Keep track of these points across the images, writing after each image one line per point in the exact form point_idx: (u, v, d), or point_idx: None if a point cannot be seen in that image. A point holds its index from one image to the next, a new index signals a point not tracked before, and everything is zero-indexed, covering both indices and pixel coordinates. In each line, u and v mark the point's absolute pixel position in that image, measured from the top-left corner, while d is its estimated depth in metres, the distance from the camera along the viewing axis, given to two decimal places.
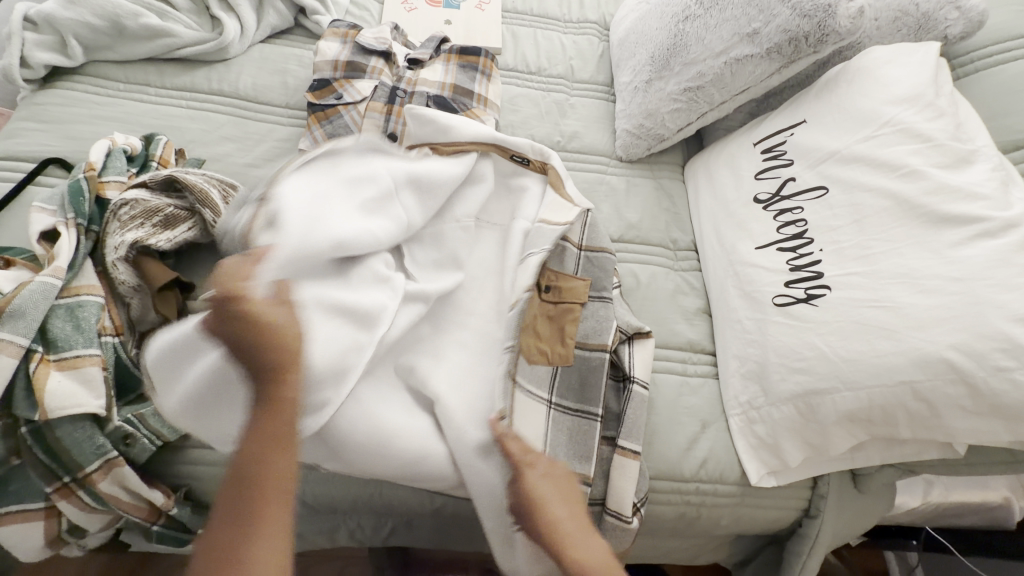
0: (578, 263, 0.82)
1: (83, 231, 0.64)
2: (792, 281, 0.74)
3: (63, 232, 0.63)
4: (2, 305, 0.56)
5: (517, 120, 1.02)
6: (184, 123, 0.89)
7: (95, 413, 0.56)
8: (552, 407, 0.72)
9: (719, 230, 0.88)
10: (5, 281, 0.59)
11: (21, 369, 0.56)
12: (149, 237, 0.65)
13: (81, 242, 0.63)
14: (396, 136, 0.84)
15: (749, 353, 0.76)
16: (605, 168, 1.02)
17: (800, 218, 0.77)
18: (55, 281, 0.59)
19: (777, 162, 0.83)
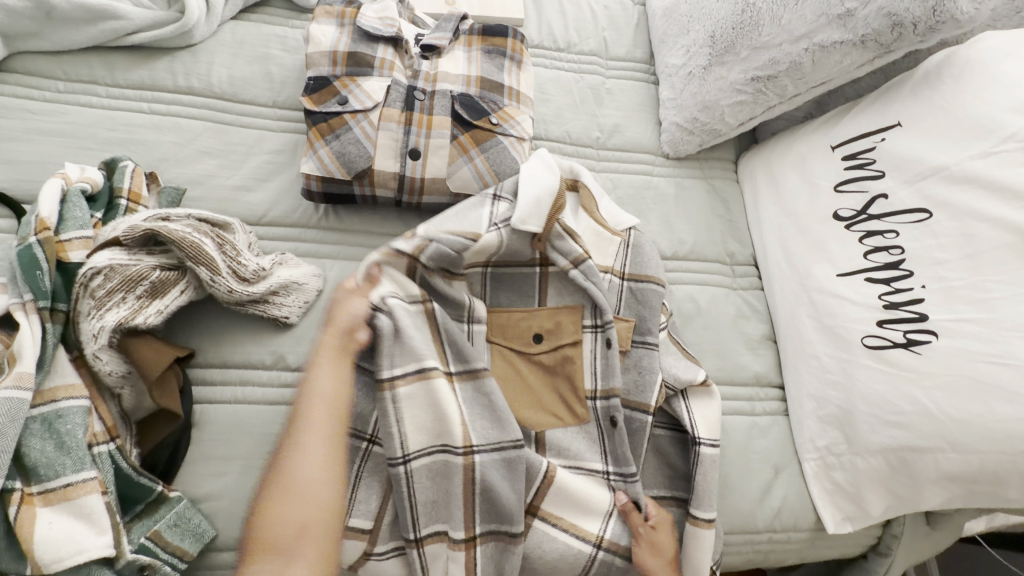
0: (620, 298, 0.72)
1: (49, 315, 0.52)
2: (885, 320, 0.66)
3: (20, 319, 0.51)
4: None
5: (549, 114, 0.88)
6: (149, 135, 0.72)
7: (102, 554, 0.48)
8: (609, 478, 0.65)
9: (788, 248, 0.79)
10: None
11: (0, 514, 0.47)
12: (135, 316, 0.53)
13: (47, 330, 0.51)
14: (419, 151, 0.69)
15: (830, 396, 0.69)
16: (650, 169, 0.90)
17: (895, 244, 0.67)
18: (24, 395, 0.48)
19: (863, 172, 0.73)
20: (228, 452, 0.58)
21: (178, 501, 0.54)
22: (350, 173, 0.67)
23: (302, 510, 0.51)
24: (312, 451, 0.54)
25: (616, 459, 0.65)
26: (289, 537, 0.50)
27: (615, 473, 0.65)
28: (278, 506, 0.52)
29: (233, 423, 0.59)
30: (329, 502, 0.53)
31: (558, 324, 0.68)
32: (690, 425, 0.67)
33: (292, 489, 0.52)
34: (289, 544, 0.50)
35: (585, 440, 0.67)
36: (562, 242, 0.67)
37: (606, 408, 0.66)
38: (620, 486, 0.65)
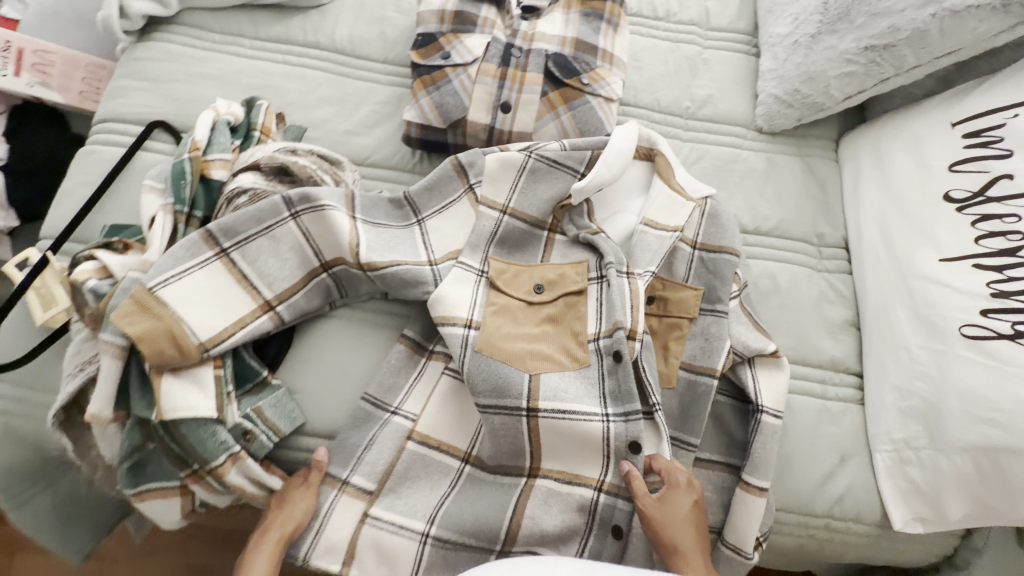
0: (690, 265, 0.72)
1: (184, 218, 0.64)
2: (991, 310, 0.61)
3: (158, 217, 0.62)
4: (101, 306, 0.59)
5: (641, 81, 0.88)
6: (282, 82, 0.82)
7: (206, 414, 0.58)
8: (607, 421, 0.64)
9: (886, 231, 0.74)
10: (120, 266, 0.62)
11: (136, 366, 0.59)
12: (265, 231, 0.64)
13: (177, 229, 0.63)
14: (510, 105, 0.73)
15: (916, 387, 0.65)
16: (741, 142, 0.87)
17: (1016, 229, 0.62)
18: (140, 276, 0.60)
19: (985, 151, 0.66)
20: (322, 358, 0.68)
21: (278, 388, 0.64)
22: (446, 123, 0.73)
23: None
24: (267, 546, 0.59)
25: (613, 399, 0.65)
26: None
27: (614, 415, 0.64)
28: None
29: (327, 335, 0.69)
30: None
31: (562, 275, 0.70)
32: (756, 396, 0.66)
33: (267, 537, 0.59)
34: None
35: (586, 384, 0.66)
36: (579, 214, 0.72)
37: (609, 343, 0.66)
38: (616, 429, 0.63)
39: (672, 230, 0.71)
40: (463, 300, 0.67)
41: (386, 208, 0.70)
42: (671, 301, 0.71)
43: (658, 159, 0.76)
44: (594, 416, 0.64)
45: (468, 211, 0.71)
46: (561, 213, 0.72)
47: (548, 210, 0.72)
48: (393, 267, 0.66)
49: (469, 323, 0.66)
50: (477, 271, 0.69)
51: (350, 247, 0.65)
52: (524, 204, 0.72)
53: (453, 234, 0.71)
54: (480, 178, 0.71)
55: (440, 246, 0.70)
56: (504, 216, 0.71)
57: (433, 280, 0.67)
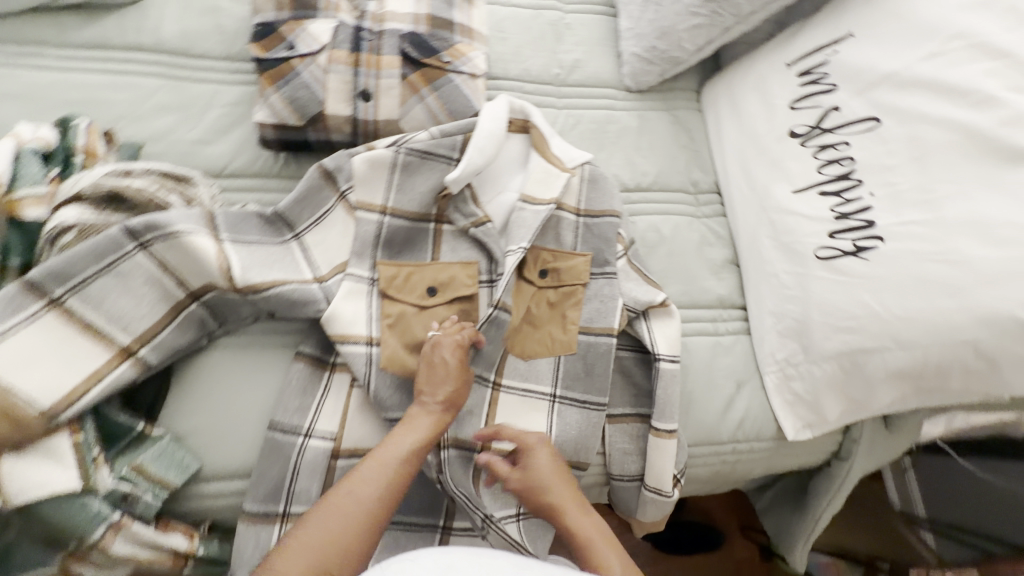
0: (575, 232, 0.74)
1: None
2: (837, 231, 0.67)
3: None
4: None
5: (508, 52, 0.87)
6: (105, 94, 0.72)
7: (69, 487, 0.52)
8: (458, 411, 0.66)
9: (748, 170, 0.79)
10: None
11: None
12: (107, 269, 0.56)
13: None
14: (370, 93, 0.68)
15: (788, 309, 0.71)
16: (613, 103, 0.89)
17: (847, 155, 0.68)
18: None
19: (816, 87, 0.73)
20: (211, 392, 0.62)
21: (160, 438, 0.58)
22: (303, 118, 0.67)
23: (345, 567, 0.49)
24: (385, 464, 0.56)
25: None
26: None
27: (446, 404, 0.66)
28: (291, 552, 0.48)
29: (206, 371, 0.63)
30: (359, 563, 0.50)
31: (453, 277, 0.69)
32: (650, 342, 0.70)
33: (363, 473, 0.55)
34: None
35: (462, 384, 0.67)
36: (462, 204, 0.71)
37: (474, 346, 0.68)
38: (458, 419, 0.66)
39: (549, 202, 0.72)
40: (359, 316, 0.64)
41: (258, 226, 0.65)
42: (564, 270, 0.72)
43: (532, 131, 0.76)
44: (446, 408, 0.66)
45: (347, 219, 0.67)
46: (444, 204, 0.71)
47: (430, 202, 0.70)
48: (277, 288, 0.61)
49: (370, 340, 0.63)
50: (368, 279, 0.66)
51: (222, 271, 0.59)
52: (404, 202, 0.69)
53: (336, 245, 0.67)
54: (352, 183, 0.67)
55: (324, 261, 0.66)
56: (385, 216, 0.68)
57: (325, 297, 0.63)
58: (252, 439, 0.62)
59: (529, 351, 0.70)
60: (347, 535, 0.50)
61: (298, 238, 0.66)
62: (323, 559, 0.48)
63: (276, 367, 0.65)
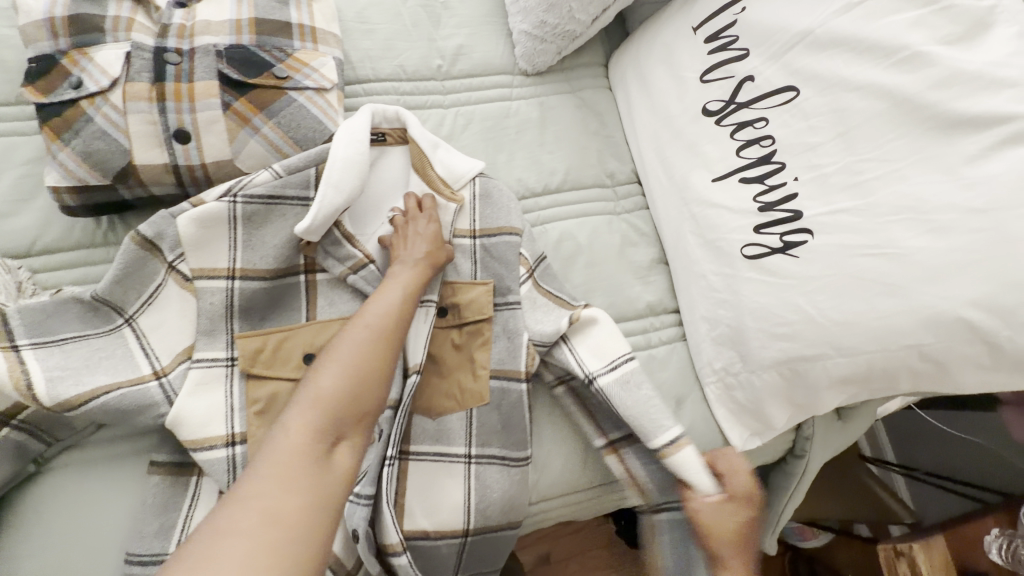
0: (473, 260, 0.65)
1: None
2: (763, 225, 0.58)
3: None
4: None
5: (376, 48, 0.73)
6: None
7: None
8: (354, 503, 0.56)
9: (664, 157, 0.70)
10: None
11: None
12: None
13: None
14: (188, 132, 0.54)
15: (721, 315, 0.63)
16: (509, 92, 0.77)
17: (766, 134, 0.58)
18: None
19: (727, 54, 0.62)
20: (43, 532, 0.51)
21: None
22: (108, 175, 0.54)
23: (335, 482, 0.42)
24: (335, 369, 0.48)
25: (365, 477, 0.56)
26: (303, 499, 0.40)
27: (361, 496, 0.55)
28: (266, 480, 0.40)
29: (38, 502, 0.52)
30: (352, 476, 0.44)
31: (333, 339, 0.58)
32: (587, 372, 0.61)
33: (336, 356, 0.49)
34: (314, 500, 0.40)
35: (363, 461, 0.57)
36: (332, 247, 0.59)
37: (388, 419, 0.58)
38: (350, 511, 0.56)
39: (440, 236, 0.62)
40: (215, 411, 0.53)
41: (78, 316, 0.53)
42: (464, 306, 0.62)
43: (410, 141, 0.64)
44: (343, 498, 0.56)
45: (185, 295, 0.56)
46: (312, 251, 0.59)
47: (293, 254, 0.59)
48: (100, 398, 0.50)
49: (230, 440, 0.53)
50: (225, 361, 0.55)
51: (21, 391, 0.48)
52: (256, 259, 0.56)
53: (177, 328, 0.55)
54: (181, 251, 0.54)
55: (164, 349, 0.55)
56: (234, 281, 0.55)
57: (167, 398, 0.53)
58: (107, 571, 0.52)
59: (440, 408, 0.60)
60: (319, 444, 0.44)
61: (130, 324, 0.55)
62: (309, 476, 0.42)
63: (127, 481, 0.54)
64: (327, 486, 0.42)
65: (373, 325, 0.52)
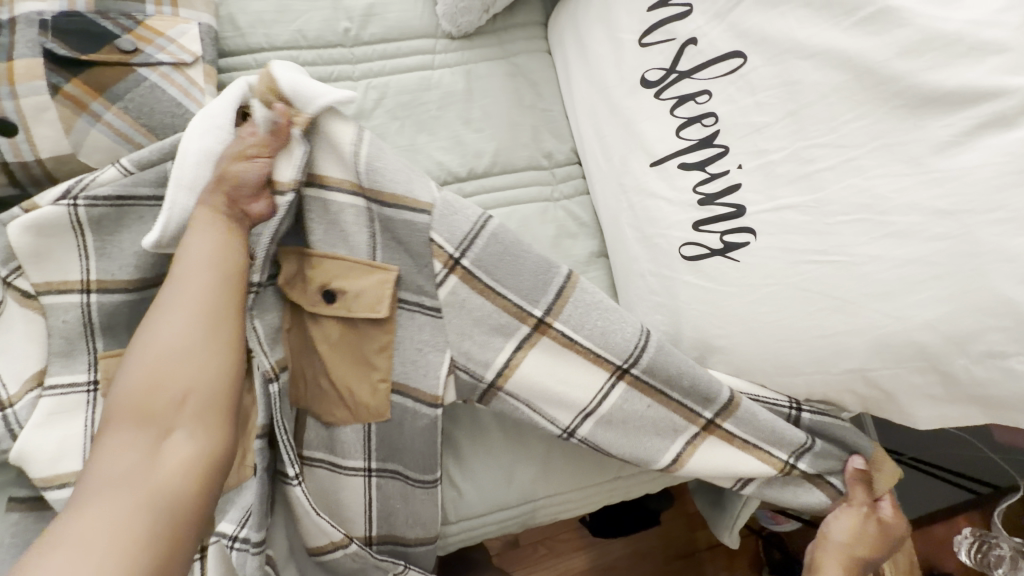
0: (371, 237, 0.52)
1: None
2: (703, 221, 0.49)
3: None
4: None
5: (266, 10, 0.63)
6: None
7: None
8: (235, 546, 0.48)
9: (601, 136, 0.60)
10: None
11: None
12: None
13: None
14: (9, 121, 0.46)
15: (658, 321, 0.56)
16: (430, 60, 0.67)
17: (708, 110, 0.49)
18: None
19: (667, 11, 0.52)
20: None
21: None
22: None
23: (178, 474, 0.39)
24: (153, 353, 0.42)
25: (250, 519, 0.48)
26: (139, 502, 0.36)
27: (243, 539, 0.48)
28: (95, 498, 0.36)
29: None
30: (203, 458, 0.40)
31: None
32: (582, 386, 0.54)
33: (151, 340, 0.42)
34: (151, 504, 0.37)
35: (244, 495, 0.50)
36: None
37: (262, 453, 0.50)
38: (239, 559, 0.48)
39: (345, 223, 0.52)
40: (69, 445, 0.46)
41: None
42: (349, 298, 0.52)
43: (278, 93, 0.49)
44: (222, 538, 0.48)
45: (32, 315, 0.48)
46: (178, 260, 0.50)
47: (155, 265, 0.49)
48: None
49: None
50: (86, 384, 0.47)
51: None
52: (114, 268, 0.48)
53: (21, 352, 0.47)
54: (17, 265, 0.47)
55: (11, 376, 0.46)
56: (90, 295, 0.47)
57: (9, 433, 0.46)
58: None
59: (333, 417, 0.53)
60: (146, 439, 0.39)
61: None
62: (142, 477, 0.38)
63: None
64: (160, 482, 0.38)
65: (193, 294, 0.44)
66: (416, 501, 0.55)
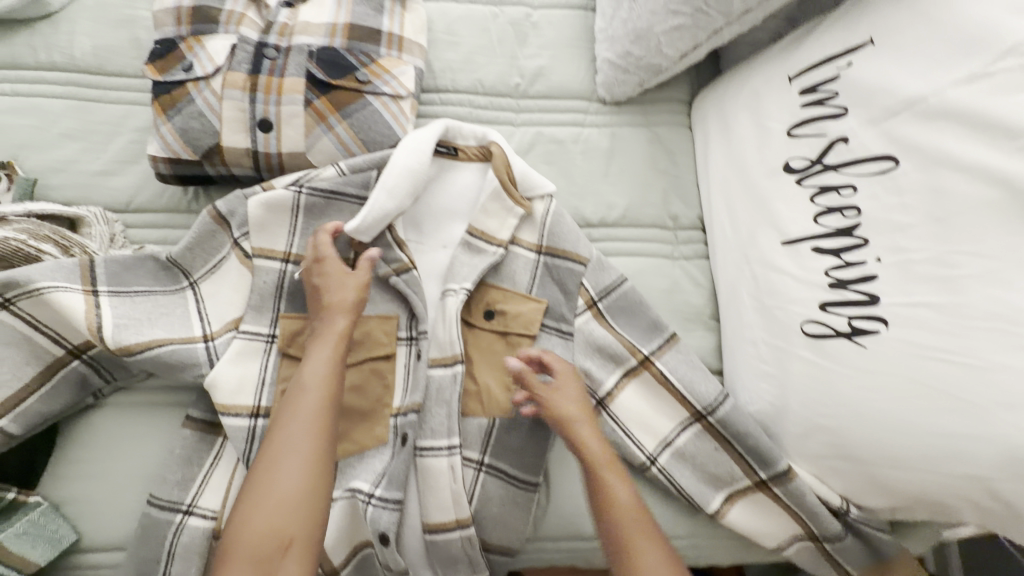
0: (533, 272, 0.66)
1: None
2: (830, 303, 0.53)
3: None
4: None
5: (457, 60, 0.75)
6: (8, 120, 0.66)
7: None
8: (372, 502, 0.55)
9: (731, 208, 0.65)
10: None
11: None
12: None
13: None
14: (270, 122, 0.59)
15: (763, 389, 0.58)
16: (582, 118, 0.76)
17: (851, 203, 0.53)
18: None
19: (820, 110, 0.57)
20: (89, 458, 0.58)
21: (33, 508, 0.54)
22: (197, 152, 0.59)
23: (295, 516, 0.45)
24: (305, 408, 0.49)
25: (385, 480, 0.56)
26: (266, 548, 0.44)
27: (379, 497, 0.55)
28: (246, 518, 0.45)
29: (89, 432, 0.59)
30: (318, 513, 0.47)
31: (366, 332, 0.60)
32: (682, 422, 0.60)
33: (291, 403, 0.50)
34: (270, 560, 0.44)
35: (371, 462, 0.58)
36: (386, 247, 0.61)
37: (402, 423, 0.58)
38: (373, 515, 0.54)
39: (498, 245, 0.65)
40: (246, 381, 0.56)
41: (152, 272, 0.58)
42: (509, 316, 0.64)
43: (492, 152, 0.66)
44: (359, 494, 0.55)
45: (242, 270, 0.59)
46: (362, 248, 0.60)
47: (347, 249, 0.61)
48: (154, 350, 0.54)
49: (255, 411, 0.56)
50: (267, 335, 0.58)
51: (91, 331, 0.53)
52: (310, 247, 0.60)
53: (228, 298, 0.59)
54: (247, 230, 0.58)
55: (217, 316, 0.58)
56: (288, 264, 0.58)
57: (208, 361, 0.56)
58: (127, 509, 0.57)
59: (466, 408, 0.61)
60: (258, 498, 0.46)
61: (193, 287, 0.59)
62: (258, 534, 0.44)
63: (161, 430, 0.59)
64: (273, 529, 0.45)
65: (319, 357, 0.52)
66: (514, 505, 0.59)
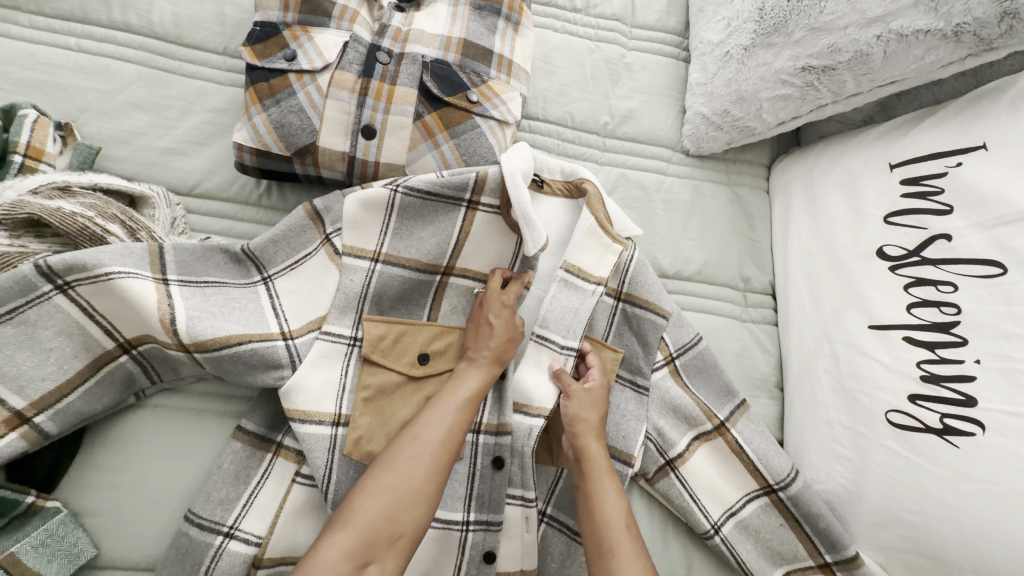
0: (612, 319, 0.63)
1: None
2: (921, 397, 0.53)
3: None
4: None
5: (552, 90, 0.74)
6: (71, 78, 0.60)
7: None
8: (469, 530, 0.56)
9: (814, 282, 0.65)
10: None
11: None
12: (23, 305, 0.46)
13: None
14: (374, 129, 0.56)
15: (835, 471, 0.58)
16: (666, 167, 0.76)
17: (951, 301, 0.53)
18: None
19: (923, 203, 0.57)
20: (122, 463, 0.52)
21: (52, 517, 0.48)
22: (289, 149, 0.55)
23: (413, 513, 0.44)
24: (450, 412, 0.50)
25: (476, 504, 0.57)
26: (380, 534, 0.42)
27: (476, 522, 0.56)
28: (367, 495, 0.44)
29: (125, 432, 0.53)
30: (426, 514, 0.45)
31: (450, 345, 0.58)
32: (750, 493, 0.60)
33: (402, 457, 0.46)
34: (377, 546, 0.42)
35: (453, 484, 0.56)
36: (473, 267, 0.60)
37: (491, 444, 0.57)
38: (475, 539, 0.56)
39: (597, 283, 0.60)
40: (328, 387, 0.53)
41: (221, 263, 0.53)
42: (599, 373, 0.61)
43: (585, 190, 0.62)
44: (455, 526, 0.56)
45: (327, 266, 0.55)
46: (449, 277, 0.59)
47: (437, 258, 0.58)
48: (233, 348, 0.50)
49: (337, 420, 0.53)
50: (349, 338, 0.55)
51: (164, 324, 0.48)
52: (400, 247, 0.57)
53: (310, 295, 0.55)
54: (340, 226, 0.55)
55: (293, 312, 0.54)
56: (377, 264, 0.56)
57: (291, 362, 0.52)
58: (158, 524, 0.52)
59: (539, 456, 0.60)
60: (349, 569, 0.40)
61: (267, 282, 0.54)
62: None
63: (207, 440, 0.54)
64: None
65: (439, 431, 0.48)
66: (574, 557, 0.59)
